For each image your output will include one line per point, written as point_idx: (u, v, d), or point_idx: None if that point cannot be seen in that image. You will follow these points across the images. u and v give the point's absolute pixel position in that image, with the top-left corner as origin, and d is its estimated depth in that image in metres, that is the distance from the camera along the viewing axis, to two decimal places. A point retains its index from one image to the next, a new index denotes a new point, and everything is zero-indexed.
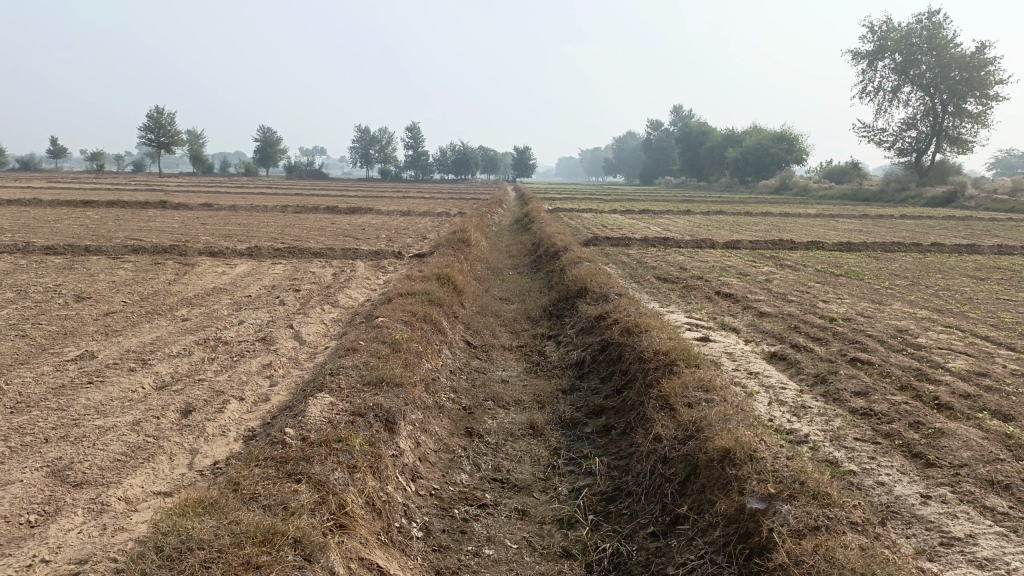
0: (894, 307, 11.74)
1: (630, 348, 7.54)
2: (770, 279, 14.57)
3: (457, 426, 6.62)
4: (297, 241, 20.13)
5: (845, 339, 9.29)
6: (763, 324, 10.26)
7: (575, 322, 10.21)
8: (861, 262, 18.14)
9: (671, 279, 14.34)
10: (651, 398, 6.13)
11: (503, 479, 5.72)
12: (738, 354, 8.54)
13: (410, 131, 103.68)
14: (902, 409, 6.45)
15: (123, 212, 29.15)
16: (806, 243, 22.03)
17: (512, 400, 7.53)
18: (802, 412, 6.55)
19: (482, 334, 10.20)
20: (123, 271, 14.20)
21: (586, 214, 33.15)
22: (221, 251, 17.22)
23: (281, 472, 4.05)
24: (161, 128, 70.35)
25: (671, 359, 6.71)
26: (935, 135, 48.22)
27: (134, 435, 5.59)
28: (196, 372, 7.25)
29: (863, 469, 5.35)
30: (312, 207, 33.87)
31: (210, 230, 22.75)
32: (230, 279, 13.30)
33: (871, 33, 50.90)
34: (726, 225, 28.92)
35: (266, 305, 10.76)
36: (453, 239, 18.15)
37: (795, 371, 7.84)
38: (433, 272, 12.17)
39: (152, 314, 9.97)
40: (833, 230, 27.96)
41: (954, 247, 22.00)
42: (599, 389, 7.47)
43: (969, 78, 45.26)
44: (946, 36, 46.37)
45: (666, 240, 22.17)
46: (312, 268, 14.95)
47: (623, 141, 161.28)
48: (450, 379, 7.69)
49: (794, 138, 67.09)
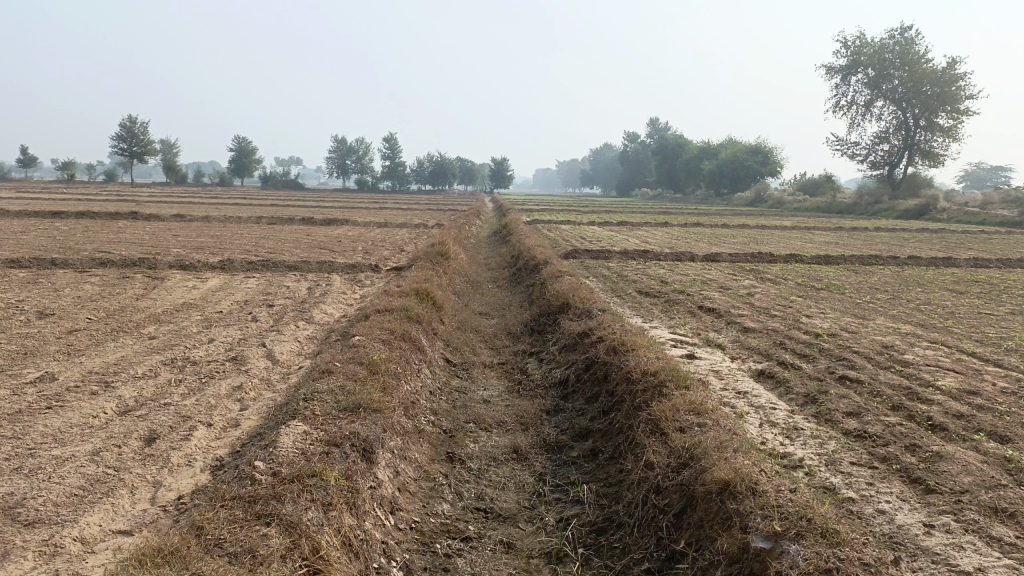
0: (878, 322, 11.63)
1: (616, 367, 7.31)
2: (752, 293, 14.43)
3: (438, 452, 6.33)
4: (272, 253, 19.71)
5: (832, 355, 9.14)
6: (748, 340, 10.08)
7: (557, 338, 9.96)
8: (840, 275, 18.10)
9: (653, 293, 14.16)
10: (641, 422, 5.89)
11: (486, 508, 5.44)
12: (725, 371, 8.33)
13: (387, 141, 103.24)
14: (897, 431, 6.27)
15: (92, 223, 28.47)
16: (785, 256, 22.00)
17: (494, 422, 7.25)
18: (794, 434, 6.34)
19: (462, 352, 9.91)
20: (89, 285, 13.72)
21: (564, 226, 33.01)
22: (193, 264, 16.78)
23: (250, 513, 3.74)
24: (133, 137, 69.26)
25: (659, 380, 6.48)
26: (907, 148, 48.80)
27: (93, 466, 5.24)
28: (163, 396, 6.90)
29: (862, 497, 5.14)
30: (287, 219, 33.37)
31: (181, 242, 22.22)
32: (201, 294, 12.89)
33: (844, 48, 51.46)
34: (704, 238, 28.89)
35: (238, 322, 10.39)
36: (431, 251, 17.86)
37: (785, 390, 7.64)
38: (411, 286, 11.87)
39: (117, 332, 9.57)
40: (810, 243, 28.03)
41: (931, 260, 22.10)
42: (585, 410, 7.22)
43: (939, 93, 45.86)
44: (917, 51, 47.03)
45: (646, 252, 22.03)
46: (286, 282, 14.56)
47: (600, 153, 161.95)
48: (430, 400, 7.40)
49: (769, 151, 67.56)
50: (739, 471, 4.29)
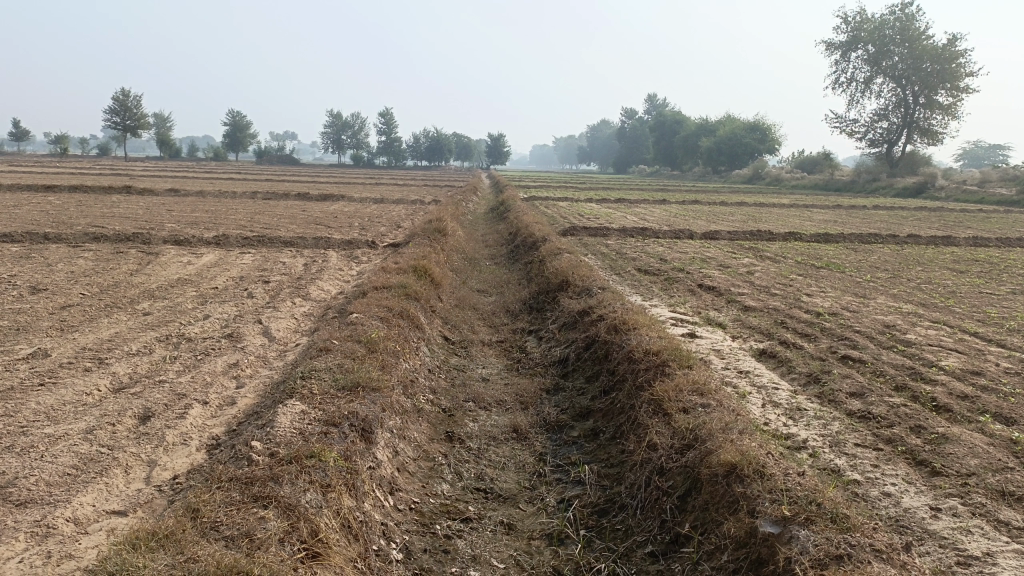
0: (879, 302, 11.54)
1: (617, 345, 7.22)
2: (752, 272, 14.33)
3: (437, 431, 6.25)
4: (268, 229, 19.54)
5: (834, 335, 9.06)
6: (749, 319, 9.99)
7: (557, 316, 9.88)
8: (840, 253, 18.00)
9: (653, 271, 14.04)
10: (643, 402, 5.81)
11: (486, 488, 5.36)
12: (727, 351, 8.24)
13: (383, 116, 102.43)
14: (902, 412, 6.20)
15: (86, 197, 28.19)
16: (784, 234, 21.86)
17: (494, 401, 7.17)
18: (798, 414, 6.27)
19: (460, 329, 9.81)
20: (83, 260, 13.58)
21: (562, 203, 32.78)
22: (188, 239, 16.61)
23: (246, 494, 3.65)
24: (127, 111, 68.58)
25: (662, 360, 6.38)
26: (906, 126, 48.56)
27: (86, 445, 5.14)
28: (157, 373, 6.79)
29: (867, 479, 5.08)
30: (282, 194, 33.11)
31: (176, 217, 21.99)
32: (196, 270, 12.75)
33: (845, 24, 50.99)
34: (703, 215, 28.71)
35: (234, 298, 10.26)
36: (428, 228, 17.70)
37: (787, 369, 7.56)
38: (409, 263, 11.73)
39: (111, 308, 9.44)
40: (809, 221, 27.89)
41: (930, 238, 21.98)
42: (585, 389, 7.14)
43: (940, 70, 45.55)
44: (918, 27, 46.60)
45: (644, 229, 21.89)
46: (282, 258, 14.42)
47: (597, 129, 161.12)
48: (429, 379, 7.31)
49: (767, 128, 67.11)
50: (746, 453, 4.22)
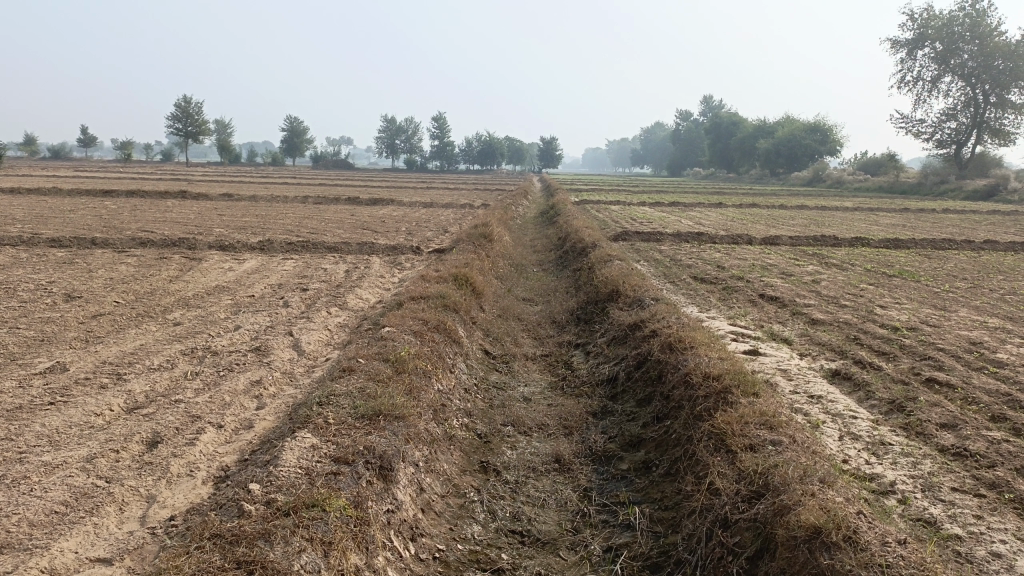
0: (961, 315, 10.54)
1: (672, 367, 6.49)
2: (818, 280, 13.42)
3: (471, 461, 5.65)
4: (314, 234, 19.24)
5: (915, 354, 8.17)
6: (818, 333, 9.15)
7: (606, 330, 9.20)
8: (913, 260, 16.89)
9: (709, 279, 13.24)
10: (702, 436, 5.10)
11: (523, 531, 4.73)
12: (795, 371, 7.45)
13: (436, 121, 102.78)
14: (1005, 449, 5.34)
15: (140, 202, 28.46)
16: (850, 239, 20.73)
17: (535, 424, 6.54)
18: (880, 450, 5.49)
19: (502, 342, 9.22)
20: (125, 266, 13.38)
21: (614, 207, 31.96)
22: (232, 245, 16.36)
23: (228, 559, 3.10)
24: (188, 117, 69.92)
25: (722, 385, 5.63)
26: (975, 126, 46.30)
27: (82, 476, 4.67)
28: (175, 392, 6.34)
29: (971, 534, 4.31)
30: (332, 198, 33.06)
31: (225, 223, 21.92)
32: (235, 276, 12.41)
33: (910, 21, 48.94)
34: (762, 220, 27.56)
35: (268, 308, 9.83)
36: (475, 233, 17.18)
37: (865, 395, 6.75)
38: (450, 271, 11.15)
39: (141, 319, 9.08)
40: (875, 225, 26.54)
41: (1009, 244, 20.59)
42: (636, 414, 6.46)
43: (1012, 68, 43.32)
44: (989, 23, 44.41)
45: (701, 234, 21.00)
46: (324, 265, 14.03)
47: (651, 131, 159.11)
48: (464, 400, 6.71)
49: (829, 128, 64.83)
50: (833, 518, 3.52)
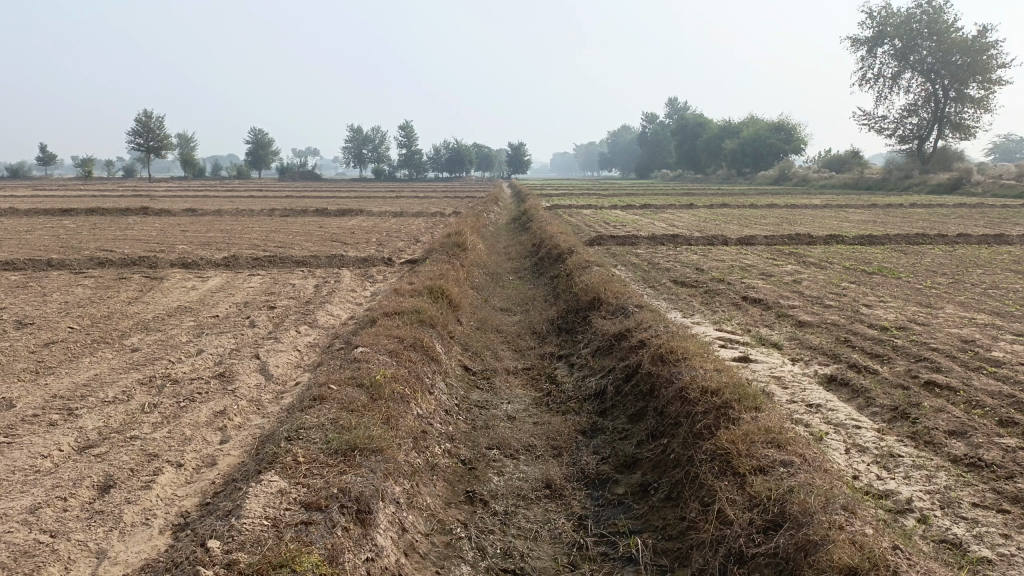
0: (948, 312, 10.33)
1: (665, 380, 6.13)
2: (798, 280, 13.20)
3: (456, 492, 5.22)
4: (280, 248, 18.69)
5: (909, 355, 7.91)
6: (807, 336, 8.87)
7: (590, 340, 8.83)
8: (889, 256, 16.79)
9: (690, 283, 12.95)
10: (705, 458, 4.73)
11: (516, 570, 4.31)
12: (789, 379, 7.13)
13: (402, 129, 102.12)
14: (1021, 457, 5.05)
15: (101, 220, 27.62)
16: (825, 237, 20.62)
17: (522, 446, 6.14)
18: (891, 464, 5.17)
19: (481, 357, 8.81)
20: (82, 288, 12.75)
21: (585, 211, 31.74)
22: (195, 262, 15.76)
23: None
24: (149, 132, 68.59)
25: (722, 400, 5.26)
26: (936, 121, 46.90)
27: (23, 531, 4.18)
28: (130, 428, 5.85)
29: (1002, 557, 3.98)
30: (299, 210, 32.41)
31: (188, 239, 21.25)
32: (198, 296, 11.86)
33: (870, 19, 49.51)
34: (734, 219, 27.49)
35: (233, 328, 9.33)
36: (447, 242, 16.76)
37: (865, 402, 6.44)
38: (424, 283, 10.71)
39: (97, 345, 8.54)
40: (846, 222, 26.57)
41: (981, 237, 20.63)
42: (629, 432, 6.09)
43: (970, 62, 43.91)
44: (946, 20, 45.02)
45: (676, 236, 20.77)
46: (292, 280, 13.51)
47: (618, 134, 159.76)
48: (445, 422, 6.29)
49: (793, 127, 65.38)
50: None
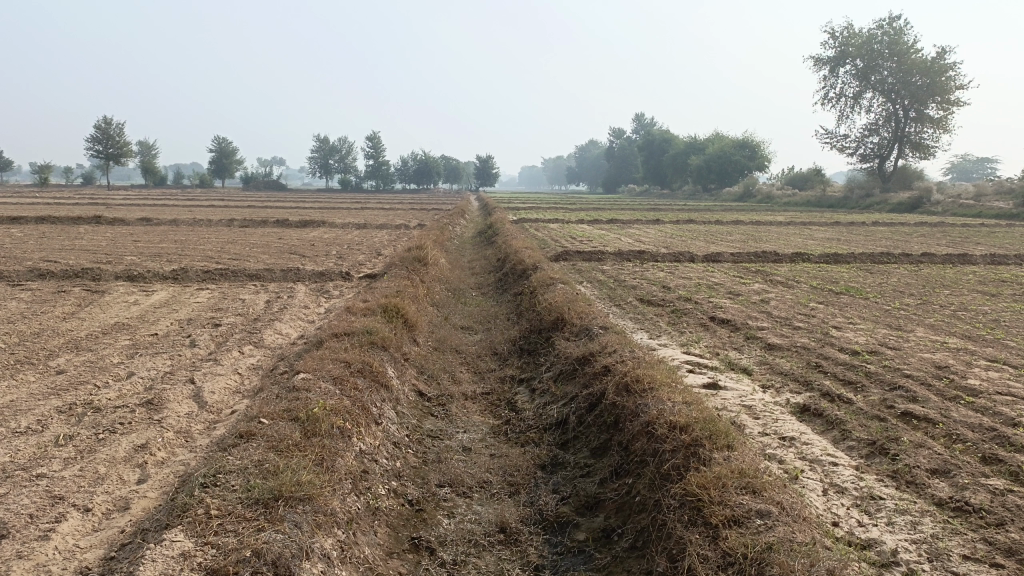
0: (919, 335, 10.06)
1: (630, 413, 5.69)
2: (767, 300, 12.90)
3: (399, 539, 4.71)
4: (235, 260, 18.00)
5: (883, 382, 7.56)
6: (777, 361, 8.52)
7: (552, 363, 8.37)
8: (856, 275, 16.64)
9: (656, 301, 12.59)
10: (674, 505, 4.28)
11: None
12: (761, 408, 6.74)
13: (369, 140, 101.36)
14: (1011, 502, 4.68)
15: (51, 228, 26.62)
16: (791, 255, 20.46)
17: (475, 483, 5.65)
18: (872, 508, 4.78)
19: (437, 381, 8.31)
20: (16, 302, 12.00)
21: (552, 225, 31.46)
22: (142, 275, 15.03)
23: None
24: (109, 139, 67.00)
25: (691, 437, 4.82)
26: (897, 140, 47.56)
27: None
28: (37, 464, 5.21)
29: None
30: (260, 220, 31.64)
31: (139, 249, 20.41)
32: (140, 311, 11.19)
33: (833, 39, 50.18)
34: (700, 235, 27.36)
35: (171, 348, 8.70)
36: (408, 256, 16.24)
37: (840, 436, 6.06)
38: (380, 301, 10.19)
39: (18, 366, 7.84)
40: (812, 239, 26.54)
41: (946, 256, 20.63)
42: (592, 468, 5.63)
43: (930, 84, 44.55)
44: (906, 41, 45.71)
45: (642, 253, 20.46)
46: (241, 295, 12.89)
47: (585, 149, 160.61)
48: (392, 457, 5.77)
49: (757, 144, 65.92)
50: None
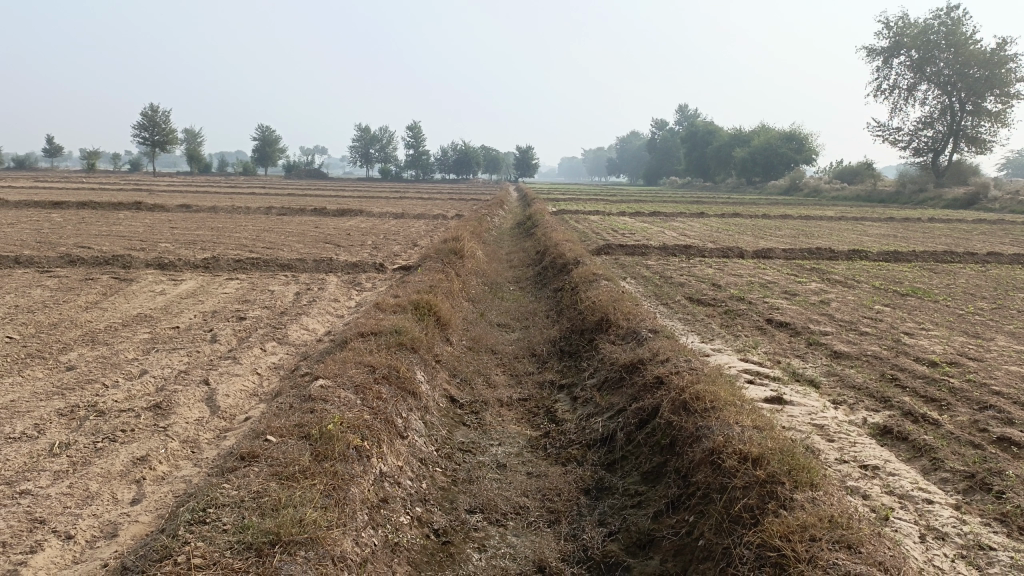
0: (1002, 345, 9.10)
1: (689, 436, 4.98)
2: (826, 301, 11.99)
3: None
4: (268, 249, 17.57)
5: (971, 400, 6.69)
6: (846, 371, 7.69)
7: (596, 369, 7.66)
8: (920, 275, 15.56)
9: (707, 301, 11.78)
10: (747, 558, 3.57)
11: None
12: (834, 429, 5.96)
13: (410, 129, 101.11)
14: None
15: (91, 214, 26.60)
16: (847, 252, 19.38)
17: (510, 509, 4.98)
18: (982, 561, 4.01)
19: (470, 385, 7.66)
20: (43, 290, 11.65)
21: (593, 217, 30.66)
22: (174, 263, 14.64)
23: None
24: (155, 126, 67.62)
25: (766, 472, 4.11)
26: (952, 134, 45.58)
27: None
28: (24, 478, 4.67)
29: None
30: (299, 208, 31.37)
31: (174, 236, 20.14)
32: (164, 302, 10.74)
33: (887, 29, 48.26)
34: (748, 230, 26.33)
35: (190, 344, 8.18)
36: (444, 248, 15.62)
37: (931, 466, 5.26)
38: (411, 296, 9.56)
39: (27, 360, 7.37)
40: (867, 236, 25.31)
41: (1013, 256, 19.37)
42: (643, 497, 4.94)
43: (988, 76, 42.58)
44: (964, 31, 43.71)
45: (689, 247, 19.56)
46: (271, 286, 12.39)
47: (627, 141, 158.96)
48: (417, 477, 5.13)
49: (805, 137, 63.49)
50: None
